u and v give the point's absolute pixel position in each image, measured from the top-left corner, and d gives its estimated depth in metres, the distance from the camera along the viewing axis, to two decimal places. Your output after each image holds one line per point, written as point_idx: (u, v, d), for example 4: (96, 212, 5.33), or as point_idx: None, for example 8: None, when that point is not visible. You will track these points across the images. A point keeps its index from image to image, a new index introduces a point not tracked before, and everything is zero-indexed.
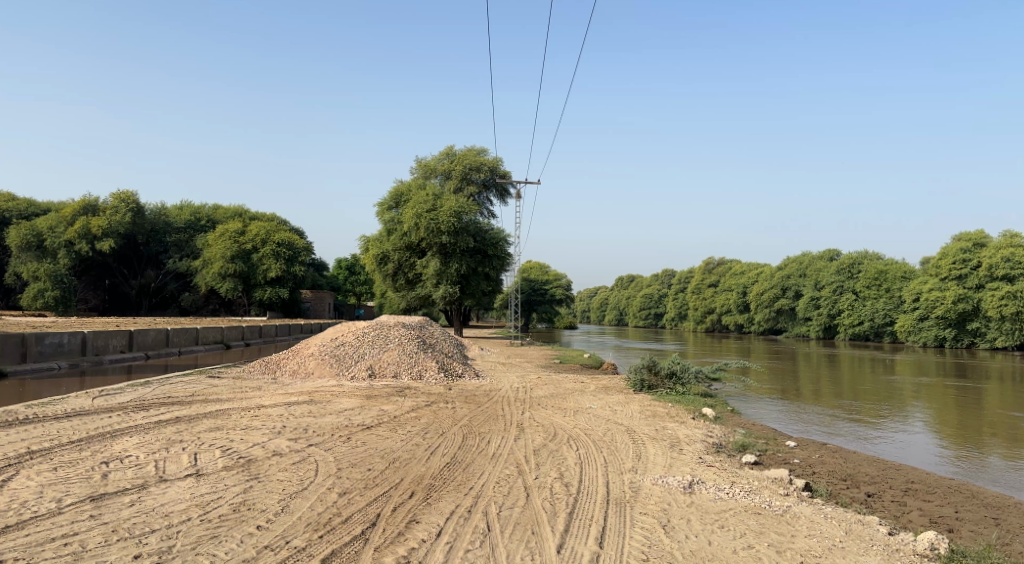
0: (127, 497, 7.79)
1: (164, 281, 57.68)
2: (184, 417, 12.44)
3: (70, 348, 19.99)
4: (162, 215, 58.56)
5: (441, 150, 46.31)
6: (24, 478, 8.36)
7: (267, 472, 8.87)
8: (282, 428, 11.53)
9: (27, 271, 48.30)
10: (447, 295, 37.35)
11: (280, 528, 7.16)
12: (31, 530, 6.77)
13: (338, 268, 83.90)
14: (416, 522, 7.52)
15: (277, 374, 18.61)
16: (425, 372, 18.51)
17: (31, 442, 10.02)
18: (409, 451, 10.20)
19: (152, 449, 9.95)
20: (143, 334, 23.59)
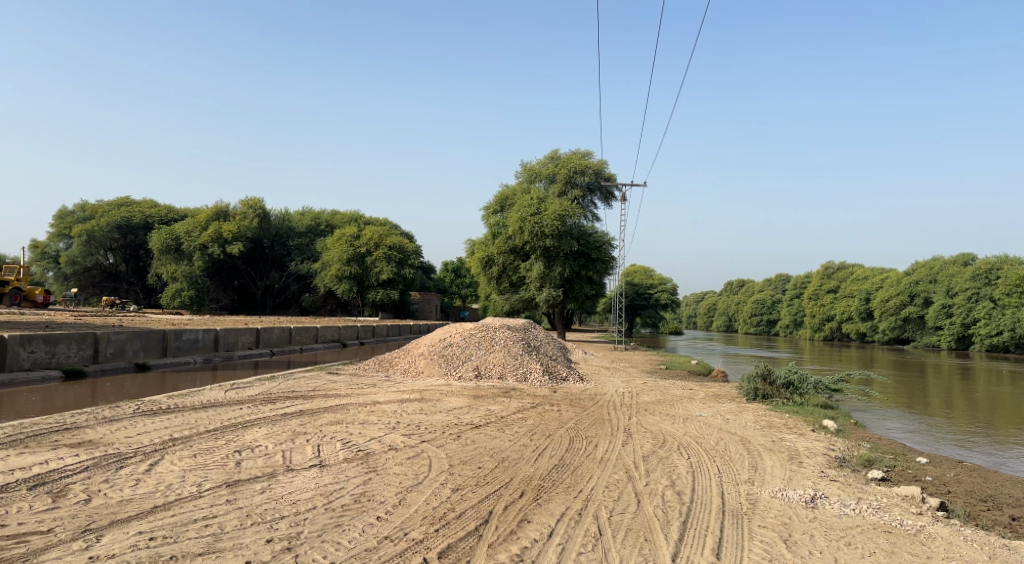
0: (258, 485, 8.28)
1: (287, 283, 60.50)
2: (306, 410, 13.14)
3: (205, 343, 21.51)
4: (285, 220, 62.11)
5: (546, 154, 46.60)
6: (167, 463, 9.04)
7: (384, 466, 9.21)
8: (396, 424, 11.94)
9: (167, 272, 52.37)
10: (551, 298, 37.41)
11: (398, 520, 7.42)
12: (176, 511, 7.32)
13: (445, 270, 86.00)
14: (529, 522, 7.60)
15: (389, 373, 19.29)
16: (530, 374, 18.65)
17: (173, 431, 10.83)
18: (518, 451, 10.31)
19: (279, 440, 10.56)
20: (268, 331, 25.10)
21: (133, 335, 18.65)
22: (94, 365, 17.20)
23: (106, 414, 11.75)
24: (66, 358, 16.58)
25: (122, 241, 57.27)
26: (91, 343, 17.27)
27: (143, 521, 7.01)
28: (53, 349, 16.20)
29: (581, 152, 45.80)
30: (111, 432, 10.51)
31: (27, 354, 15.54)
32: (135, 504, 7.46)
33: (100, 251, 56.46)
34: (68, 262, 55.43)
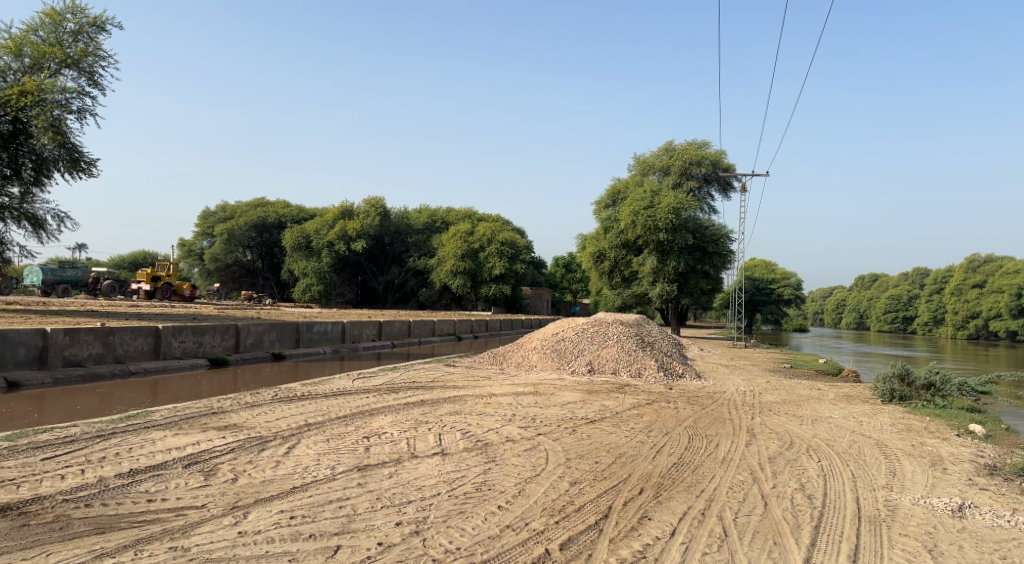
0: (385, 470, 8.64)
1: (406, 278, 62.64)
2: (427, 400, 13.57)
3: (333, 335, 22.67)
4: (404, 218, 64.32)
5: (660, 146, 45.70)
6: (303, 447, 9.59)
7: (502, 457, 9.37)
8: (513, 417, 12.10)
9: (298, 268, 55.50)
10: (665, 293, 36.61)
11: (519, 510, 7.53)
12: (312, 492, 7.75)
13: (556, 266, 86.31)
14: (650, 519, 7.53)
15: (503, 366, 19.58)
16: (644, 370, 18.38)
17: (307, 416, 11.48)
18: (636, 448, 10.21)
19: (403, 428, 10.97)
20: (389, 324, 26.13)
21: (269, 327, 19.92)
22: (236, 354, 18.50)
23: (248, 400, 12.62)
24: (212, 348, 17.91)
25: (258, 239, 61.30)
26: (232, 334, 18.58)
27: (283, 501, 7.45)
28: (200, 339, 17.55)
29: (697, 142, 44.64)
30: (253, 416, 11.27)
31: (178, 343, 16.90)
32: (276, 485, 7.96)
33: (239, 249, 60.59)
34: (211, 259, 59.88)
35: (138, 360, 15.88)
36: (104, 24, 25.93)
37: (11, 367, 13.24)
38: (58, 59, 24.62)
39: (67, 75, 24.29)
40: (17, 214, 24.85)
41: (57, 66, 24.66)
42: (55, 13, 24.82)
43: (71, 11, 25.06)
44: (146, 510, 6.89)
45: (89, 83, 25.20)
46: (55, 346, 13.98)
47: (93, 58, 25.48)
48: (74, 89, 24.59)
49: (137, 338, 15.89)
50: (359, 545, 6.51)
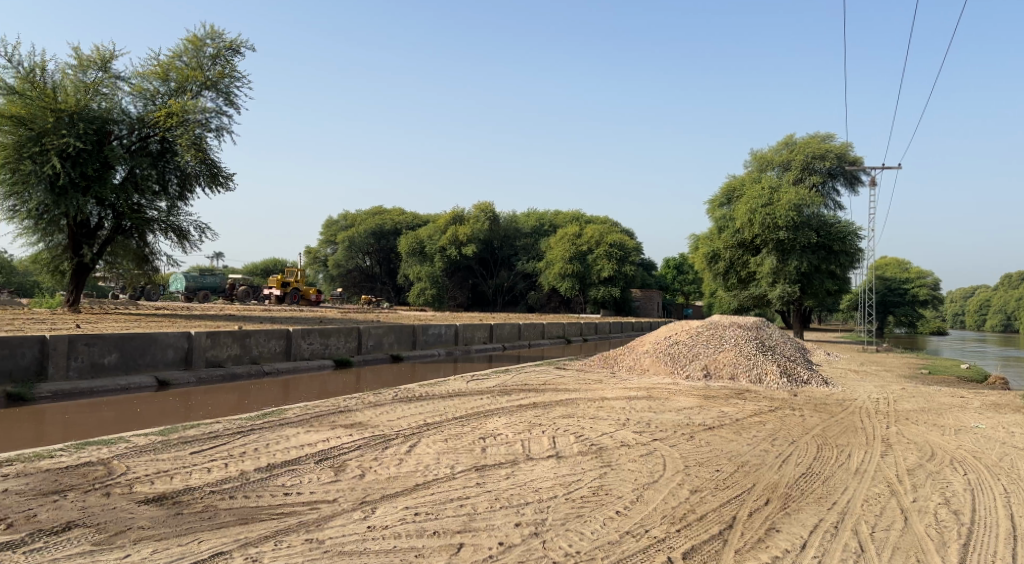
0: (502, 471, 8.75)
1: (515, 281, 63.27)
2: (539, 402, 13.65)
3: (447, 338, 23.25)
4: (513, 222, 65.10)
5: (780, 140, 43.87)
6: (423, 446, 9.87)
7: (619, 462, 9.28)
8: (627, 421, 11.96)
9: (413, 273, 57.38)
10: (786, 294, 35.26)
11: (638, 517, 7.42)
12: (435, 490, 7.96)
13: (667, 267, 84.67)
14: (777, 530, 7.23)
15: (615, 369, 19.38)
16: (765, 375, 17.63)
17: (425, 416, 11.82)
18: (760, 456, 9.84)
19: (517, 429, 11.07)
20: (501, 327, 26.51)
21: (389, 329, 20.67)
22: (358, 355, 19.32)
23: (370, 399, 13.14)
24: (337, 349, 18.79)
25: (377, 245, 63.89)
26: (355, 336, 19.42)
27: (407, 498, 7.68)
28: (327, 341, 18.45)
29: (820, 136, 42.59)
30: (376, 415, 11.73)
31: (307, 345, 17.82)
32: (400, 482, 8.22)
33: (359, 255, 63.44)
34: (334, 265, 62.98)
35: (271, 361, 16.87)
36: (239, 47, 27.77)
37: (161, 367, 14.37)
38: (199, 81, 26.61)
39: (208, 96, 26.20)
40: (164, 226, 27.02)
41: (199, 88, 26.72)
42: (197, 39, 26.82)
43: (210, 37, 27.01)
44: (283, 503, 7.28)
45: (226, 102, 27.14)
46: (199, 348, 15.06)
47: (229, 79, 27.38)
48: (213, 109, 26.49)
49: (270, 340, 16.87)
50: (481, 544, 6.61)
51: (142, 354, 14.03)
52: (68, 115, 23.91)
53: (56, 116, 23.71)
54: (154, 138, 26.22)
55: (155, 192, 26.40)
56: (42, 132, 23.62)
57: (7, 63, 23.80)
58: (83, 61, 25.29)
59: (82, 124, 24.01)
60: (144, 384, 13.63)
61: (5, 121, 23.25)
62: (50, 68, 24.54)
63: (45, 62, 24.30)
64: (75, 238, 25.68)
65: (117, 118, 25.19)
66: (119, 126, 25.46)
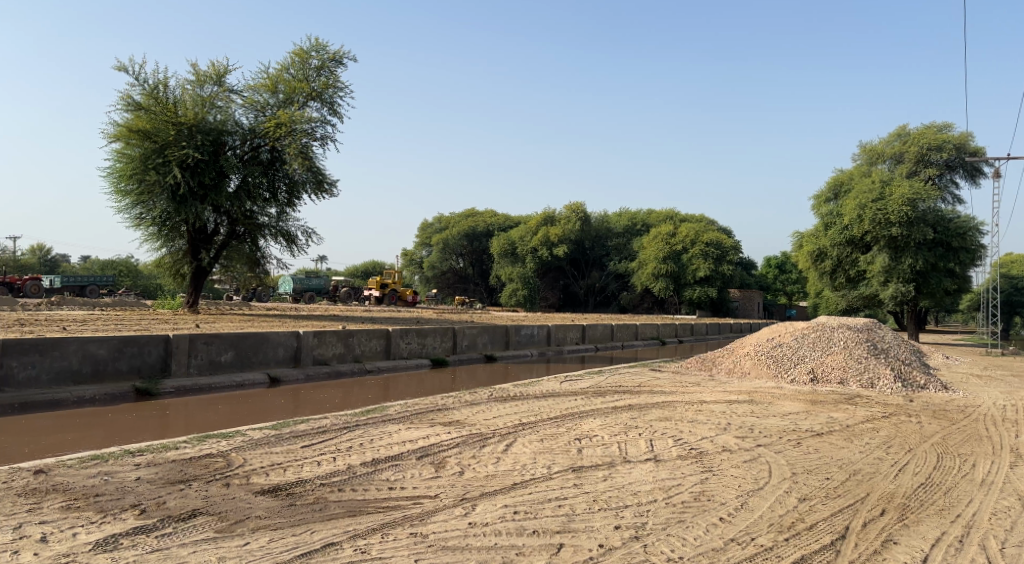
0: (600, 473, 8.69)
1: (607, 282, 62.78)
2: (635, 404, 13.48)
3: (539, 338, 23.35)
4: (605, 222, 64.67)
5: (891, 131, 41.57)
6: (520, 445, 9.95)
7: (720, 467, 9.05)
8: (728, 425, 11.64)
9: (505, 274, 58.01)
10: (899, 294, 33.47)
11: (743, 524, 7.21)
12: (533, 490, 7.99)
13: (768, 267, 81.78)
14: (895, 542, 6.86)
15: (714, 372, 18.88)
16: (877, 380, 16.72)
17: (520, 416, 11.91)
18: (873, 465, 9.36)
19: (613, 431, 10.98)
20: (594, 328, 26.38)
21: (482, 329, 20.97)
22: (453, 355, 19.66)
23: (467, 398, 13.35)
24: (433, 349, 19.20)
25: (469, 247, 64.92)
26: (450, 337, 19.79)
27: (506, 496, 7.75)
28: (424, 340, 18.89)
29: (936, 125, 40.10)
30: (473, 414, 11.92)
31: (405, 345, 18.30)
32: (498, 480, 8.31)
33: (453, 257, 64.75)
34: (429, 266, 64.57)
35: (372, 359, 17.44)
36: (342, 58, 28.81)
37: (272, 365, 15.11)
38: (305, 92, 27.81)
39: (313, 106, 27.36)
40: (274, 232, 28.39)
41: (305, 99, 27.93)
42: (303, 52, 28.03)
43: (315, 49, 28.18)
44: (387, 497, 7.51)
45: (330, 112, 28.25)
46: (307, 346, 15.75)
47: (333, 89, 28.50)
48: (318, 118, 27.62)
49: (372, 339, 17.45)
50: (581, 545, 6.58)
51: (255, 353, 14.81)
52: (187, 127, 25.51)
53: (176, 129, 25.34)
54: (264, 147, 27.58)
55: (265, 199, 27.75)
56: (164, 144, 25.30)
57: (134, 80, 25.62)
58: (200, 76, 26.87)
59: (200, 136, 25.57)
60: (256, 381, 14.37)
61: (132, 135, 25.05)
62: (172, 84, 26.22)
63: (167, 79, 25.97)
64: (194, 243, 27.38)
65: (231, 130, 26.66)
66: (232, 137, 26.92)
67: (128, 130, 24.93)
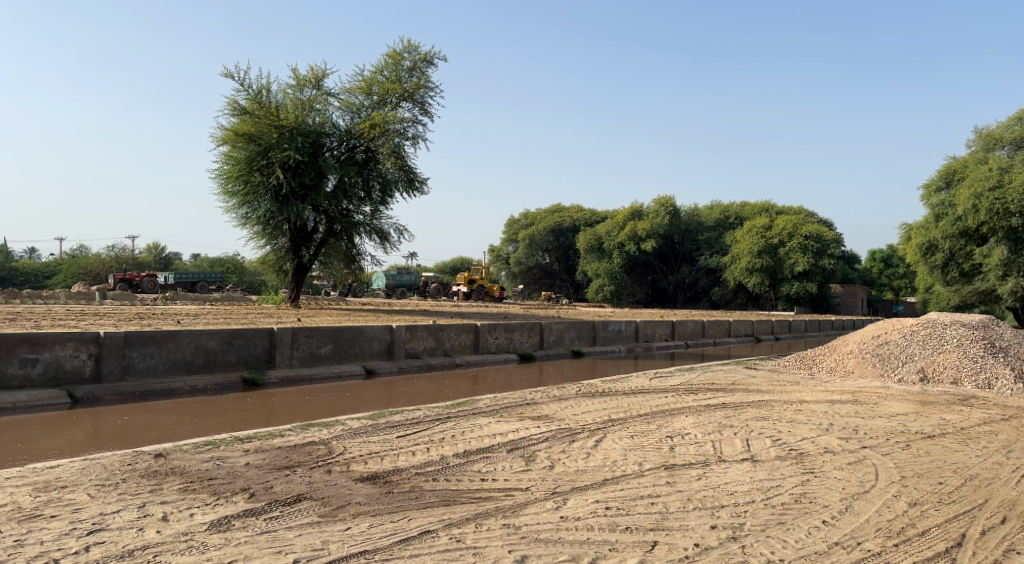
0: (693, 471, 8.52)
1: (698, 277, 61.41)
2: (730, 403, 13.12)
3: (627, 334, 23.14)
4: (696, 216, 63.29)
5: (1011, 114, 38.76)
6: (611, 441, 9.88)
7: (822, 469, 8.71)
8: (830, 426, 11.17)
9: (592, 269, 57.84)
10: (1019, 289, 31.25)
11: (848, 527, 6.92)
12: (624, 486, 7.93)
13: (872, 261, 78.07)
14: (1018, 553, 6.43)
15: (813, 370, 18.13)
16: (994, 381, 15.63)
17: (610, 412, 11.82)
18: (992, 470, 8.78)
19: (707, 430, 10.73)
20: (684, 324, 25.87)
21: (569, 325, 20.96)
22: (540, 350, 19.74)
23: (555, 393, 13.36)
24: (521, 344, 19.34)
25: (556, 243, 64.97)
26: (537, 332, 19.87)
27: (598, 492, 7.71)
28: (511, 335, 19.05)
29: None
30: (562, 409, 11.93)
31: (493, 339, 18.51)
32: (589, 475, 8.29)
33: (539, 253, 65.09)
34: (515, 262, 65.20)
35: (462, 353, 17.72)
36: (433, 58, 29.36)
37: (368, 357, 15.61)
38: (397, 94, 28.51)
39: (405, 107, 28.02)
40: (369, 230, 29.26)
41: (398, 100, 28.65)
42: (396, 54, 28.71)
43: (407, 51, 28.81)
44: (480, 488, 7.62)
45: (421, 111, 28.88)
46: (400, 340, 16.17)
47: (424, 90, 29.12)
48: (410, 118, 28.27)
49: (461, 334, 17.74)
50: (676, 544, 6.47)
51: (352, 346, 15.32)
52: (288, 130, 26.64)
53: (278, 132, 26.48)
54: (359, 148, 28.47)
55: (360, 198, 28.62)
56: (267, 146, 26.50)
57: (240, 86, 26.92)
58: (300, 81, 27.96)
59: (300, 138, 26.66)
60: (353, 372, 14.88)
61: (238, 138, 26.35)
62: (274, 89, 27.41)
63: (270, 84, 27.15)
64: (295, 241, 28.59)
65: (329, 132, 27.67)
66: (330, 138, 27.92)
67: (235, 134, 26.26)
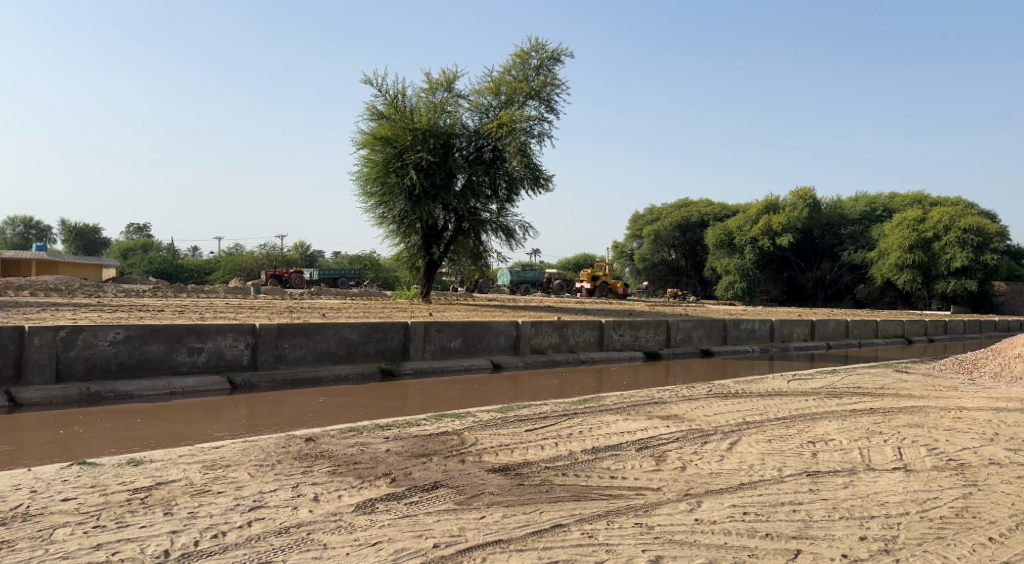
0: (839, 479, 8.07)
1: (840, 274, 57.99)
2: (877, 408, 12.29)
3: (761, 333, 22.24)
4: (838, 208, 59.72)
5: None
6: (747, 444, 9.53)
7: (986, 482, 7.99)
8: (996, 436, 10.22)
9: (722, 265, 56.19)
10: None
11: (1019, 547, 6.32)
12: (763, 492, 7.62)
13: None
14: None
15: (974, 375, 16.64)
16: None
17: (745, 414, 11.39)
18: None
19: (853, 436, 10.12)
20: (824, 324, 24.52)
21: (698, 323, 20.41)
22: (667, 348, 19.36)
23: (686, 393, 13.05)
24: (647, 342, 19.07)
25: (683, 238, 63.48)
26: (664, 329, 19.51)
27: (734, 496, 7.47)
28: (637, 333, 18.81)
29: None
30: (693, 409, 11.62)
31: (618, 337, 18.34)
32: (724, 479, 8.03)
33: (665, 248, 63.97)
34: (640, 259, 64.50)
35: (586, 350, 17.69)
36: (560, 55, 29.43)
37: (495, 352, 15.92)
38: (524, 92, 28.83)
39: (532, 105, 28.28)
40: (495, 227, 29.72)
41: (525, 98, 28.96)
42: (523, 53, 29.02)
43: (535, 49, 29.04)
44: (611, 485, 7.58)
45: (548, 109, 29.04)
46: (525, 336, 16.36)
47: (551, 87, 29.25)
48: (537, 116, 28.51)
49: (585, 331, 17.70)
50: (821, 554, 6.15)
51: (479, 340, 15.67)
52: (421, 132, 27.57)
53: (412, 134, 27.49)
54: (487, 147, 29.00)
55: (487, 196, 29.17)
56: (402, 149, 27.60)
57: (378, 92, 28.20)
58: (433, 84, 28.88)
59: (432, 140, 27.54)
60: (481, 366, 15.23)
61: (376, 141, 27.65)
62: (408, 93, 28.47)
63: (404, 89, 28.22)
64: (426, 239, 29.62)
65: (459, 132, 28.42)
66: (460, 139, 28.66)
67: (373, 138, 27.56)
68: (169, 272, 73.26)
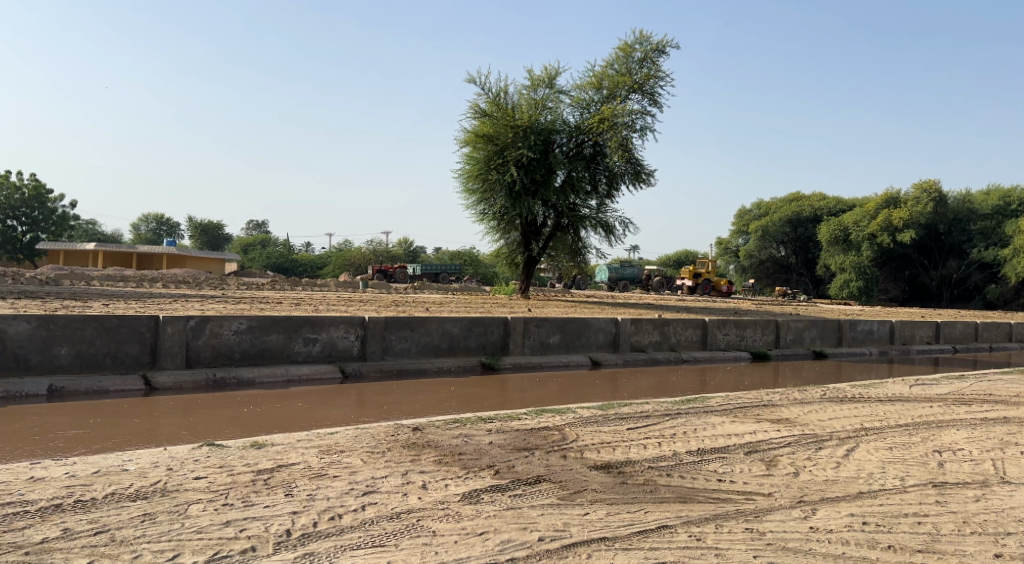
0: (969, 492, 7.54)
1: (968, 273, 54.01)
2: (1013, 418, 11.36)
3: (880, 335, 21.06)
4: (967, 201, 55.41)
5: None
6: (865, 452, 9.06)
7: None
8: None
9: (836, 263, 53.86)
10: None
11: None
12: (884, 501, 7.22)
13: None
14: None
15: None
16: None
17: (863, 421, 10.81)
18: None
19: (985, 446, 9.42)
20: (950, 326, 22.94)
21: (810, 323, 19.53)
22: (776, 349, 18.66)
23: (796, 396, 12.53)
24: (753, 341, 18.44)
25: (793, 234, 60.95)
26: (773, 329, 18.82)
27: (852, 505, 7.11)
28: (743, 332, 18.22)
29: None
30: (805, 413, 11.15)
31: (723, 336, 17.84)
32: (841, 487, 7.66)
33: (774, 245, 61.77)
34: (747, 255, 62.63)
35: (688, 349, 17.32)
36: (664, 47, 28.86)
37: (594, 348, 15.83)
38: (627, 86, 28.42)
39: (635, 99, 27.88)
40: (596, 223, 29.51)
41: (627, 92, 28.60)
42: (627, 46, 28.65)
43: (638, 42, 28.61)
44: (718, 489, 7.39)
45: (651, 102, 28.55)
46: (625, 333, 16.17)
47: (654, 80, 28.71)
48: (639, 110, 28.09)
49: (688, 329, 17.32)
50: None
51: (578, 337, 15.61)
52: (523, 129, 27.70)
53: (514, 131, 27.65)
54: (587, 143, 28.81)
55: (587, 192, 29.03)
56: (503, 145, 27.82)
57: (480, 90, 28.58)
58: (534, 81, 28.98)
59: (533, 136, 27.63)
60: (580, 362, 15.23)
61: (477, 139, 28.04)
62: (511, 91, 28.71)
63: (506, 86, 28.44)
64: (526, 235, 29.82)
65: (559, 128, 28.40)
66: (561, 135, 28.63)
67: (475, 135, 27.97)
68: (284, 266, 77.14)
